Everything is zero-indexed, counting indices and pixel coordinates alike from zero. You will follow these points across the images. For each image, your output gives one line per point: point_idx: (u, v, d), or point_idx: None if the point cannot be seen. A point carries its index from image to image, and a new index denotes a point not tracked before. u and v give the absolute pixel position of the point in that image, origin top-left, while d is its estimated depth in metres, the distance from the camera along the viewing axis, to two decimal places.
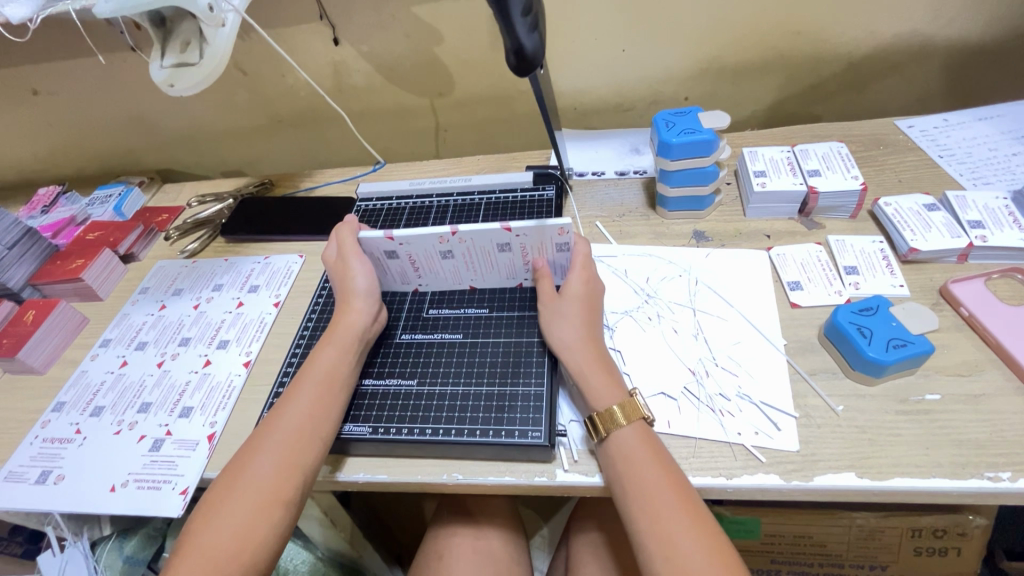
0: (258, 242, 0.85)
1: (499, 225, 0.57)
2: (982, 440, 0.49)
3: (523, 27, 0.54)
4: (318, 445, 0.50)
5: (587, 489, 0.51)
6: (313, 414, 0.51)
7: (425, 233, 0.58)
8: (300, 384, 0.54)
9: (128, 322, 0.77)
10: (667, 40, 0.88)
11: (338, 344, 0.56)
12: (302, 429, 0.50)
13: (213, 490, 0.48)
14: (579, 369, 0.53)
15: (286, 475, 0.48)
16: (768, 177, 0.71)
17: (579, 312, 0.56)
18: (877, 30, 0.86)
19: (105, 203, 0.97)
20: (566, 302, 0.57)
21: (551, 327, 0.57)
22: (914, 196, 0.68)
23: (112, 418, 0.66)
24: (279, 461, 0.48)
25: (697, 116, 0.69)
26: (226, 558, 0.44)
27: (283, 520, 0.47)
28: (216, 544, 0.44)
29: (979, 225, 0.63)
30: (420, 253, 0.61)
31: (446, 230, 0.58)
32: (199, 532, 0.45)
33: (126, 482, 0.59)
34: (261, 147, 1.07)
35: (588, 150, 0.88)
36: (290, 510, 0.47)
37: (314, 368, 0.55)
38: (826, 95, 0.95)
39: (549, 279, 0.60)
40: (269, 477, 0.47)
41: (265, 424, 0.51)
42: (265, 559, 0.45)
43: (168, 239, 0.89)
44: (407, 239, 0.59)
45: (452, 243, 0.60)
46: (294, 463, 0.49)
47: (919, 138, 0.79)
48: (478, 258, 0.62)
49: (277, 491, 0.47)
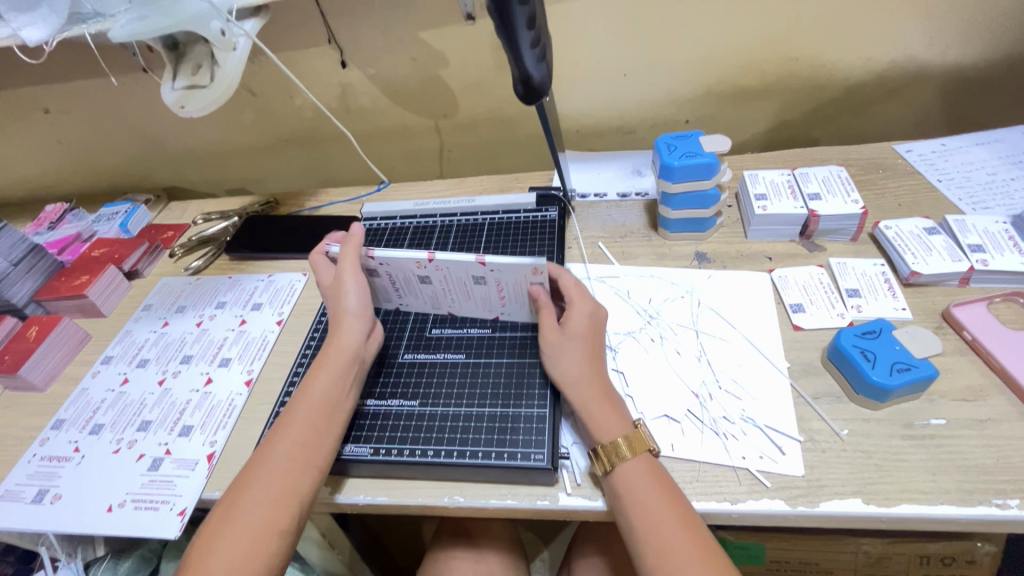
0: (262, 260, 0.86)
1: (474, 258, 0.55)
2: (989, 466, 0.49)
3: (531, 58, 0.56)
4: (314, 473, 0.50)
5: (590, 514, 0.51)
6: (309, 440, 0.51)
7: (401, 255, 0.57)
8: (296, 410, 0.53)
9: (130, 339, 0.77)
10: (668, 65, 0.89)
11: (332, 366, 0.55)
12: (299, 456, 0.50)
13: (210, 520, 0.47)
14: (580, 404, 0.52)
15: (282, 503, 0.47)
16: (769, 199, 0.71)
17: (579, 347, 0.55)
18: (873, 57, 0.87)
19: (111, 220, 0.98)
20: (564, 341, 0.55)
21: (553, 370, 0.55)
22: (914, 219, 0.69)
23: (112, 436, 0.65)
24: (277, 491, 0.48)
25: (699, 140, 0.70)
26: None
27: (282, 551, 0.46)
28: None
29: (979, 249, 0.63)
30: (399, 274, 0.61)
31: (422, 255, 0.56)
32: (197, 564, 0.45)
33: (123, 503, 0.59)
34: (267, 166, 1.09)
35: (590, 172, 0.89)
36: (288, 540, 0.47)
37: (312, 393, 0.54)
38: (825, 119, 0.96)
39: (549, 310, 0.58)
40: (265, 508, 0.47)
41: (261, 452, 0.51)
42: None
43: (173, 256, 0.90)
44: (387, 259, 0.58)
45: (428, 269, 0.58)
46: (291, 492, 0.48)
47: (917, 162, 0.80)
48: (454, 287, 0.61)
49: (276, 523, 0.46)
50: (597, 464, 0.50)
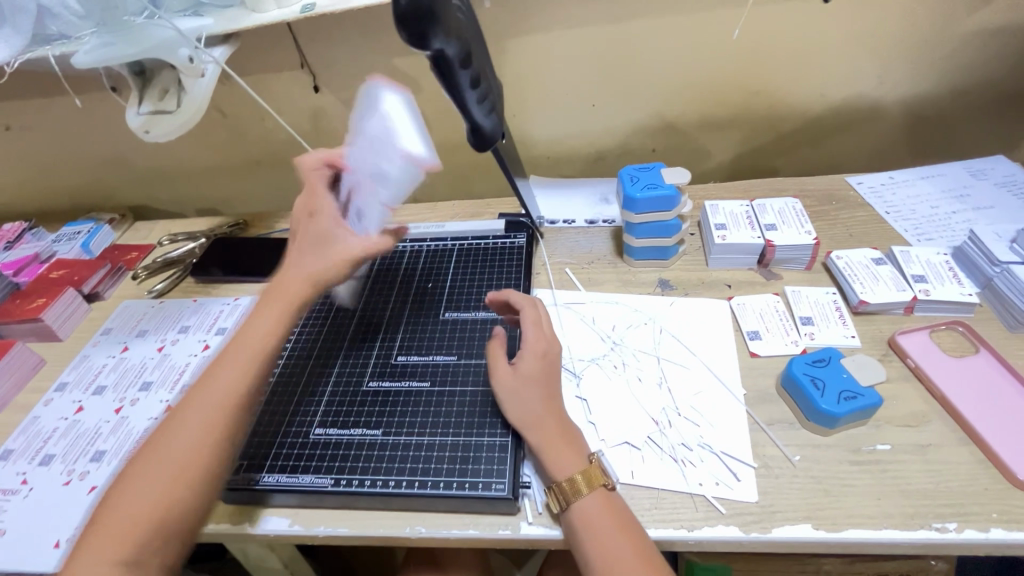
0: (229, 283, 0.85)
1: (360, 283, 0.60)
2: (929, 491, 0.51)
3: (477, 110, 0.57)
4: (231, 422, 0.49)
5: (550, 543, 0.51)
6: (230, 386, 0.50)
7: None
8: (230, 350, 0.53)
9: (87, 365, 0.75)
10: (634, 96, 0.93)
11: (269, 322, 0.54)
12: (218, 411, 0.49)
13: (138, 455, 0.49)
14: (537, 446, 0.53)
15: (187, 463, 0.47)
16: (728, 228, 0.74)
17: (534, 391, 0.56)
18: (825, 93, 0.92)
19: (72, 240, 0.96)
20: (517, 383, 0.56)
21: (506, 408, 0.56)
22: (863, 250, 0.72)
23: (63, 467, 0.63)
24: (190, 447, 0.48)
25: (660, 171, 0.72)
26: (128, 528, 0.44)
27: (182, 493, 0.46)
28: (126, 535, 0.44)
29: (922, 280, 0.67)
30: None
31: None
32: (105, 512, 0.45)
33: (72, 537, 0.57)
34: (237, 186, 1.08)
35: (559, 198, 0.91)
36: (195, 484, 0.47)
37: (241, 338, 0.53)
38: (783, 150, 1.00)
39: (500, 355, 0.59)
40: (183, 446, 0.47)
41: (180, 405, 0.50)
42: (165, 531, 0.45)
43: (136, 278, 0.88)
44: None
45: None
46: (206, 435, 0.48)
47: (867, 194, 0.84)
48: None
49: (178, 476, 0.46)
50: (555, 500, 0.51)
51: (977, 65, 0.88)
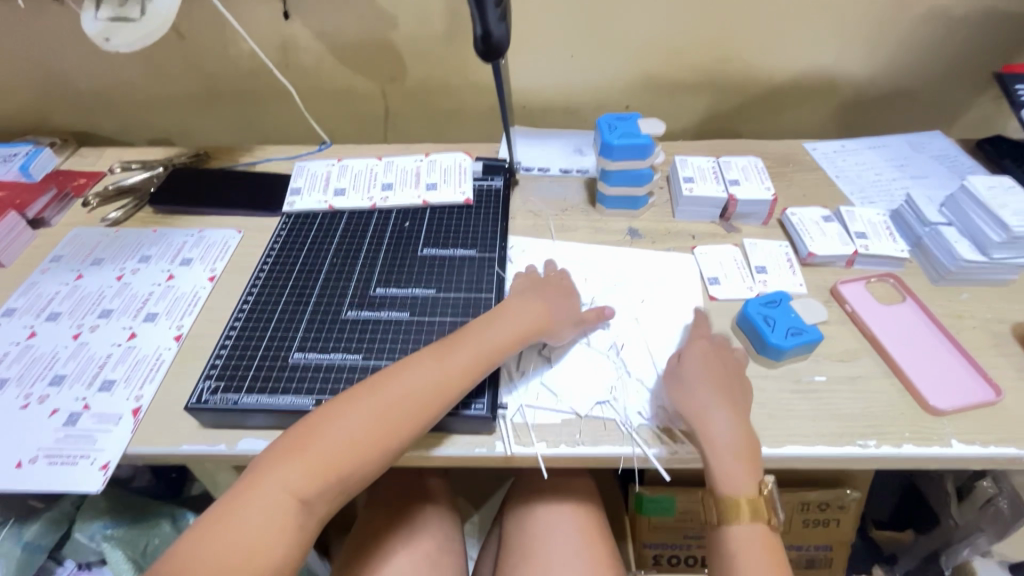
0: (191, 214, 0.82)
1: (322, 205, 0.78)
2: (855, 414, 0.58)
3: (493, 16, 0.60)
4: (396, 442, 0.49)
5: (523, 458, 0.55)
6: (419, 399, 0.51)
7: (319, 164, 0.85)
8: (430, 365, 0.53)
9: (37, 292, 0.71)
10: (611, 50, 0.94)
11: (484, 340, 0.56)
12: (373, 444, 0.48)
13: (297, 438, 0.47)
14: (718, 444, 0.53)
15: (342, 470, 0.47)
16: (695, 181, 0.78)
17: (703, 381, 0.57)
18: (790, 62, 0.97)
19: (8, 162, 0.88)
20: (698, 372, 0.58)
21: (681, 395, 0.57)
22: (815, 209, 0.78)
23: (18, 391, 0.61)
24: (338, 465, 0.47)
25: (637, 121, 0.75)
26: (263, 530, 0.43)
27: (319, 505, 0.46)
28: (254, 530, 0.43)
29: (863, 236, 0.73)
30: (370, 168, 0.83)
31: (319, 166, 0.84)
32: (258, 495, 0.44)
33: (35, 458, 0.55)
34: (195, 117, 1.02)
35: (535, 147, 0.92)
36: (328, 499, 0.46)
37: (434, 361, 0.53)
38: (748, 116, 1.05)
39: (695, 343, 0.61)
40: (338, 449, 0.47)
41: (298, 451, 0.46)
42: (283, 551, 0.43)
43: (86, 206, 0.83)
44: (347, 162, 0.85)
45: (337, 172, 0.83)
46: (388, 440, 0.49)
47: (820, 159, 0.90)
48: (358, 187, 0.80)
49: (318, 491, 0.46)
50: (715, 510, 0.54)
51: (925, 45, 0.95)
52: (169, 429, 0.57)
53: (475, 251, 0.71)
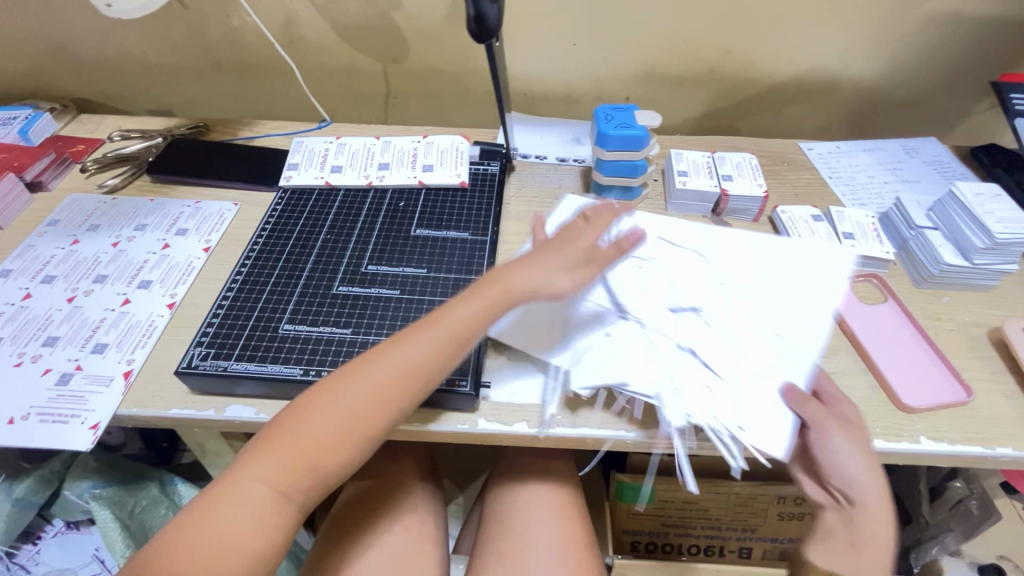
0: (189, 185, 0.82)
1: (318, 181, 0.79)
2: None
3: None
4: (382, 422, 0.48)
5: (504, 436, 0.57)
6: (401, 378, 0.49)
7: (318, 140, 0.85)
8: (413, 339, 0.51)
9: (33, 254, 0.72)
10: (614, 41, 0.94)
11: (459, 314, 0.52)
12: (355, 433, 0.47)
13: (279, 427, 0.47)
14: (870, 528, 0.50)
15: (327, 460, 0.46)
16: (689, 174, 0.79)
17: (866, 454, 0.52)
18: (790, 61, 0.97)
19: (8, 125, 0.89)
20: (855, 436, 0.53)
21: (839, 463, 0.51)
22: (806, 207, 0.79)
23: (12, 349, 0.62)
24: (319, 453, 0.46)
25: (634, 112, 0.75)
26: (248, 523, 0.43)
27: (305, 490, 0.45)
28: (248, 527, 0.43)
29: (851, 236, 0.74)
30: (368, 147, 0.84)
31: (316, 143, 0.85)
32: (237, 488, 0.44)
33: (26, 415, 0.56)
34: (196, 89, 1.02)
35: (533, 134, 0.93)
36: (314, 484, 0.46)
37: (411, 336, 0.51)
38: (747, 113, 1.05)
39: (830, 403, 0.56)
40: (321, 435, 0.46)
41: (279, 438, 0.46)
42: (272, 537, 0.44)
43: (84, 171, 0.83)
44: (346, 140, 0.85)
45: (335, 149, 0.84)
46: (372, 422, 0.47)
47: (815, 159, 0.91)
48: (354, 165, 0.81)
49: (304, 477, 0.45)
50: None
51: (926, 49, 0.95)
52: (160, 393, 0.58)
53: (468, 234, 0.72)
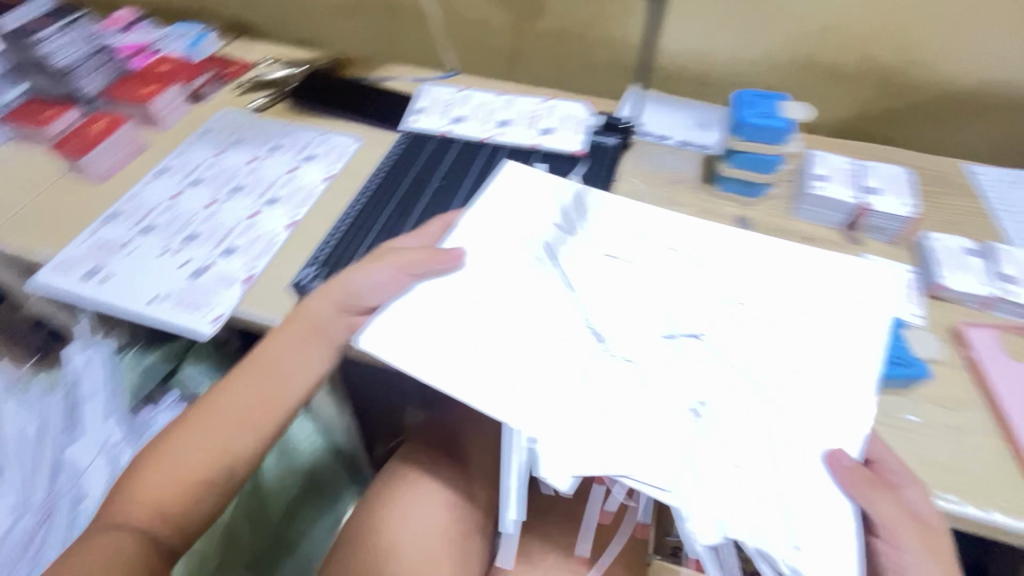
0: (321, 116, 0.87)
1: (439, 130, 0.81)
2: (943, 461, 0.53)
3: None
4: (260, 429, 0.54)
5: None
6: (263, 386, 0.55)
7: (446, 90, 0.87)
8: (287, 328, 0.56)
9: (187, 158, 0.81)
10: (768, 23, 0.86)
11: (352, 285, 0.55)
12: (223, 458, 0.53)
13: (202, 411, 0.54)
14: None
15: (231, 451, 0.53)
16: (827, 179, 0.72)
17: None
18: (979, 67, 0.83)
19: (180, 39, 0.98)
20: None
21: None
22: (959, 238, 0.70)
23: (162, 238, 0.70)
24: (192, 468, 0.52)
25: (781, 103, 0.69)
26: (174, 494, 0.51)
27: (223, 469, 0.53)
28: (163, 480, 0.51)
29: (1010, 281, 0.64)
30: (493, 104, 0.84)
31: (446, 92, 0.86)
32: (164, 453, 0.52)
33: (166, 297, 0.64)
34: (339, 25, 1.07)
35: (660, 113, 0.88)
36: (228, 468, 0.53)
37: (276, 336, 0.57)
38: (908, 122, 0.93)
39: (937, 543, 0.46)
40: (194, 456, 0.52)
41: (186, 421, 0.54)
42: (207, 506, 0.52)
43: (235, 90, 0.91)
44: (473, 94, 0.86)
45: (460, 101, 0.85)
46: (241, 433, 0.54)
47: (982, 186, 0.79)
48: (476, 120, 0.82)
49: (219, 461, 0.52)
50: None
51: None
52: (270, 301, 0.63)
53: None
